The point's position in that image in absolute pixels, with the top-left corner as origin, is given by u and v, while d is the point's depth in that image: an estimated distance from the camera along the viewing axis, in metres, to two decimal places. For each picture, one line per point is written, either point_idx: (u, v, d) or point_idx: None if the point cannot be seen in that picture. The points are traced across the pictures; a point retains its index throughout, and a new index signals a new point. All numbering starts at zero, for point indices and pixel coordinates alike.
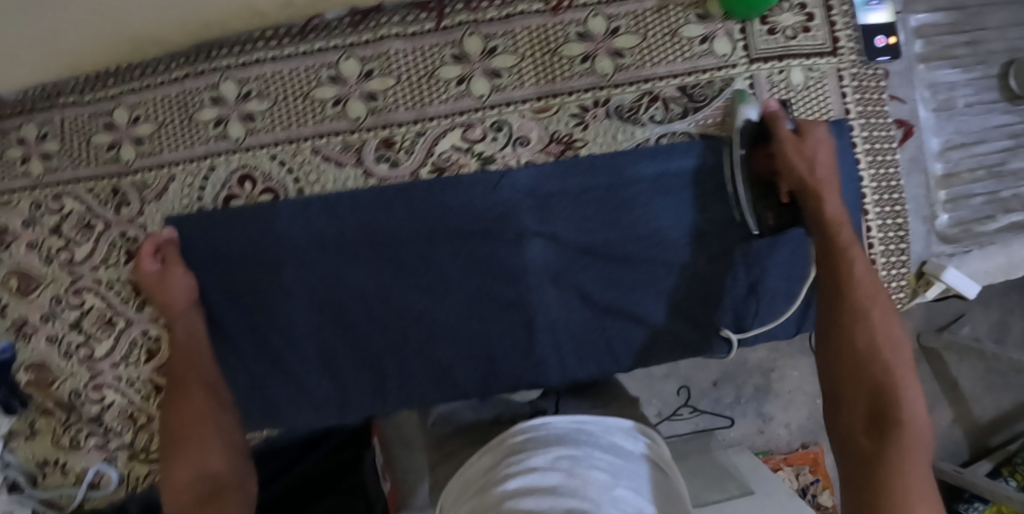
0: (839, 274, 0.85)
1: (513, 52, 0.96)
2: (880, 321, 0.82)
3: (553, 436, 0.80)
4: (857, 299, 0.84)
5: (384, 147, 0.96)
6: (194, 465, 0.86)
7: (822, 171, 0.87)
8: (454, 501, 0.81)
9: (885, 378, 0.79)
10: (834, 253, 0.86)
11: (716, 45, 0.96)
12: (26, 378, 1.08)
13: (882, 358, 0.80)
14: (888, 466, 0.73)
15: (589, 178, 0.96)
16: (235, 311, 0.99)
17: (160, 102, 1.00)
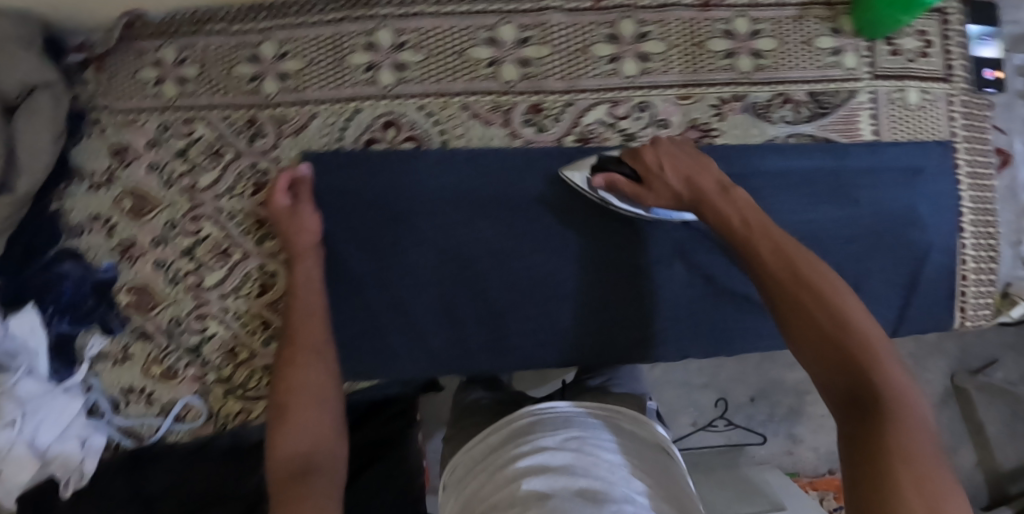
0: (738, 232, 0.80)
1: (663, 39, 1.01)
2: (816, 272, 0.74)
3: (560, 419, 0.85)
4: (760, 254, 0.77)
5: (532, 111, 1.00)
6: (292, 436, 0.81)
7: (680, 174, 0.87)
8: (464, 473, 0.87)
9: (844, 322, 0.70)
10: (755, 215, 0.80)
11: (844, 59, 1.03)
12: (127, 300, 1.07)
13: (824, 305, 0.71)
14: (879, 419, 0.64)
15: (721, 164, 1.01)
16: (365, 253, 1.01)
17: (311, 41, 1.02)
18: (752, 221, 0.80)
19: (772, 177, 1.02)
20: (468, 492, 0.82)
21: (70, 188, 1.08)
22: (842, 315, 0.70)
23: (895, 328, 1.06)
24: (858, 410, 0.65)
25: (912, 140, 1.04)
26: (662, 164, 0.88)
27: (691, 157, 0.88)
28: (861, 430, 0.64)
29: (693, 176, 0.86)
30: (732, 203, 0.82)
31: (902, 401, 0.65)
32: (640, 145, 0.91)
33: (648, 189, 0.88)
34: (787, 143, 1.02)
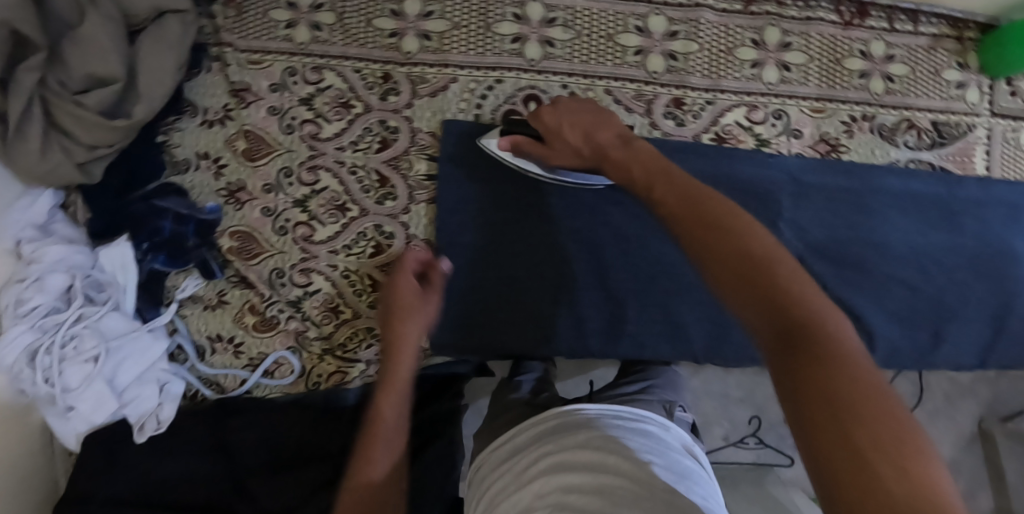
0: (664, 179, 0.71)
1: (805, 51, 1.03)
2: (719, 207, 0.65)
3: (587, 419, 0.82)
4: (670, 195, 0.69)
5: (674, 105, 1.02)
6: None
7: (580, 130, 0.83)
8: (489, 472, 0.83)
9: (748, 254, 0.60)
10: (662, 167, 0.74)
11: (968, 93, 1.05)
12: (230, 245, 1.03)
13: (735, 239, 0.62)
14: (814, 358, 0.53)
15: (844, 180, 1.03)
16: (497, 225, 1.01)
17: (459, 5, 1.01)
18: (670, 172, 0.72)
19: (891, 197, 1.04)
20: (492, 491, 0.79)
21: (180, 121, 1.04)
22: (740, 244, 0.61)
23: (983, 358, 1.06)
24: (787, 349, 0.54)
25: (1020, 181, 1.07)
26: (565, 122, 0.84)
27: (589, 110, 0.84)
28: (803, 371, 0.53)
29: (594, 132, 0.82)
30: (631, 159, 0.76)
31: (850, 345, 0.54)
32: (540, 106, 0.87)
33: (552, 151, 0.88)
34: (908, 168, 1.05)
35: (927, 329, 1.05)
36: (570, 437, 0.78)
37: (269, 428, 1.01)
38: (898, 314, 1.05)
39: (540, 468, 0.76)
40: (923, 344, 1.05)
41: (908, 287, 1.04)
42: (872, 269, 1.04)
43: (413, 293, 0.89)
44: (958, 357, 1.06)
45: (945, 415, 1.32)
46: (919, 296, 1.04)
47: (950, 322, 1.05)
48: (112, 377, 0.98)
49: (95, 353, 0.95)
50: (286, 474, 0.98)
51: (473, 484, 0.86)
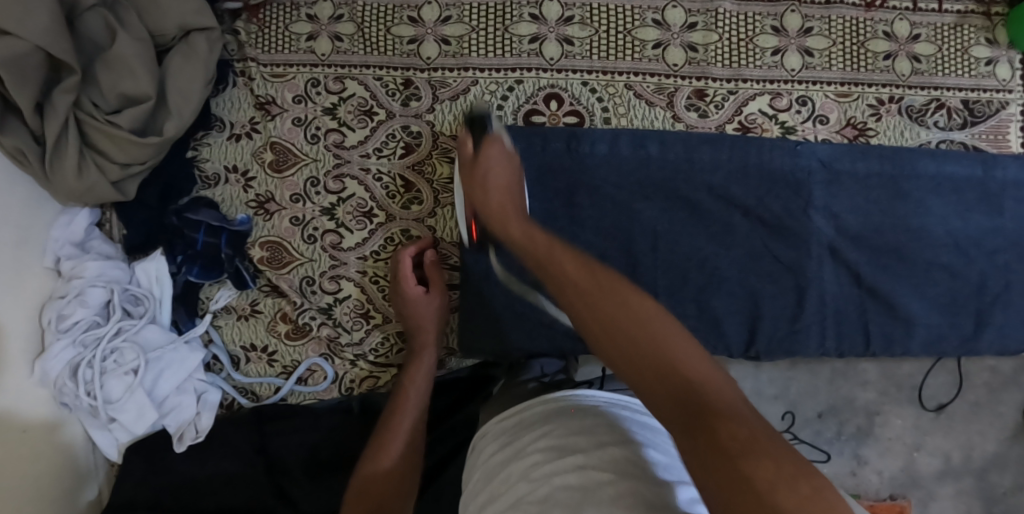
0: (594, 291, 0.72)
1: (827, 35, 1.02)
2: (608, 289, 0.71)
3: (594, 405, 0.83)
4: (598, 301, 0.70)
5: (696, 96, 1.02)
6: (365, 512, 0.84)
7: (502, 187, 0.90)
8: (490, 440, 0.86)
9: (648, 338, 0.66)
10: (599, 275, 0.73)
11: (998, 69, 1.03)
12: (260, 255, 1.05)
13: (629, 322, 0.67)
14: (727, 441, 0.56)
15: (876, 164, 1.01)
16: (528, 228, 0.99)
17: (477, 9, 1.03)
18: (605, 285, 0.72)
19: (927, 179, 1.01)
20: (488, 466, 0.81)
21: (209, 136, 1.05)
22: (659, 344, 0.65)
23: None
24: (685, 411, 0.59)
25: None
26: (490, 167, 0.92)
27: (505, 170, 0.92)
28: (709, 446, 0.56)
29: (486, 191, 0.90)
30: (573, 264, 0.75)
31: (737, 404, 0.60)
32: (482, 159, 0.92)
33: (478, 191, 0.91)
34: (940, 148, 1.03)
35: (970, 315, 1.02)
36: (573, 420, 0.79)
37: (307, 433, 1.03)
38: (939, 301, 1.02)
39: (536, 447, 0.77)
40: (965, 328, 1.03)
41: (948, 271, 1.02)
42: (909, 255, 1.02)
43: (417, 294, 0.99)
44: (1003, 339, 1.03)
45: (988, 406, 1.33)
46: (958, 280, 1.02)
47: (993, 303, 1.02)
48: (151, 386, 1.01)
49: (135, 365, 0.99)
50: (324, 478, 1.01)
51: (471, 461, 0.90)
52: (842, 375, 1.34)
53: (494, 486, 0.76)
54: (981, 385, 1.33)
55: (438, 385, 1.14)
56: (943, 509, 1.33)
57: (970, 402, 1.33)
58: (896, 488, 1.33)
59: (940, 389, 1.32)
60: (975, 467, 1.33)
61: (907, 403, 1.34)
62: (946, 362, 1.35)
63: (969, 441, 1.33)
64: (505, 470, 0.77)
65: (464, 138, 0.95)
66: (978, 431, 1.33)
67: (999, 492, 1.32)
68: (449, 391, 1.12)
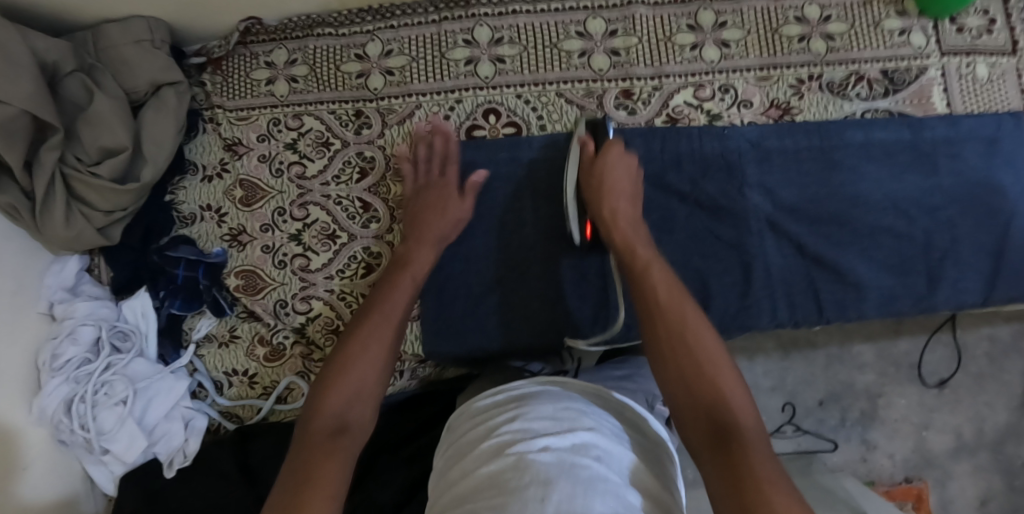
0: (667, 310, 0.81)
1: (741, 27, 1.09)
2: (677, 311, 0.81)
3: (568, 394, 0.88)
4: (669, 319, 0.80)
5: (623, 96, 1.08)
6: (338, 397, 0.81)
7: (618, 188, 0.97)
8: (464, 421, 0.90)
9: (697, 366, 0.76)
10: (674, 291, 0.83)
11: (912, 38, 1.08)
12: (235, 283, 1.12)
13: (690, 352, 0.77)
14: (745, 476, 0.67)
15: (805, 138, 1.06)
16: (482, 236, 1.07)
17: (415, 40, 1.12)
18: (683, 311, 0.81)
19: (856, 149, 1.06)
20: (463, 442, 0.85)
21: (184, 180, 1.15)
22: (706, 369, 0.76)
23: (986, 294, 1.05)
24: (717, 444, 0.70)
25: (985, 112, 1.07)
26: (613, 173, 0.98)
27: (629, 182, 0.98)
28: (728, 474, 0.68)
29: (620, 194, 0.96)
30: (661, 282, 0.84)
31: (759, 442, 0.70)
32: (608, 151, 0.99)
33: (591, 183, 0.98)
34: (865, 118, 1.07)
35: (921, 273, 1.05)
36: (541, 405, 0.84)
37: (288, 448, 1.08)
38: (887, 262, 1.05)
39: (508, 428, 0.81)
40: (919, 287, 1.05)
41: (893, 235, 1.05)
42: (850, 222, 1.05)
43: (434, 182, 1.04)
44: (958, 294, 1.04)
45: (991, 376, 1.40)
46: (906, 243, 1.05)
47: (943, 260, 1.05)
48: (141, 416, 1.08)
49: (124, 395, 1.06)
50: None
51: (451, 433, 0.91)
52: (838, 358, 1.41)
53: (469, 459, 0.80)
54: (980, 355, 1.41)
55: (425, 394, 1.22)
56: (964, 488, 1.39)
57: (972, 373, 1.40)
58: (910, 471, 1.40)
59: (940, 364, 1.40)
60: (988, 441, 1.39)
61: (908, 382, 1.41)
62: (941, 335, 1.42)
63: (977, 412, 1.40)
64: (479, 445, 0.81)
65: (586, 140, 1.01)
66: (986, 402, 1.40)
67: (1017, 464, 1.38)
68: (432, 400, 1.20)
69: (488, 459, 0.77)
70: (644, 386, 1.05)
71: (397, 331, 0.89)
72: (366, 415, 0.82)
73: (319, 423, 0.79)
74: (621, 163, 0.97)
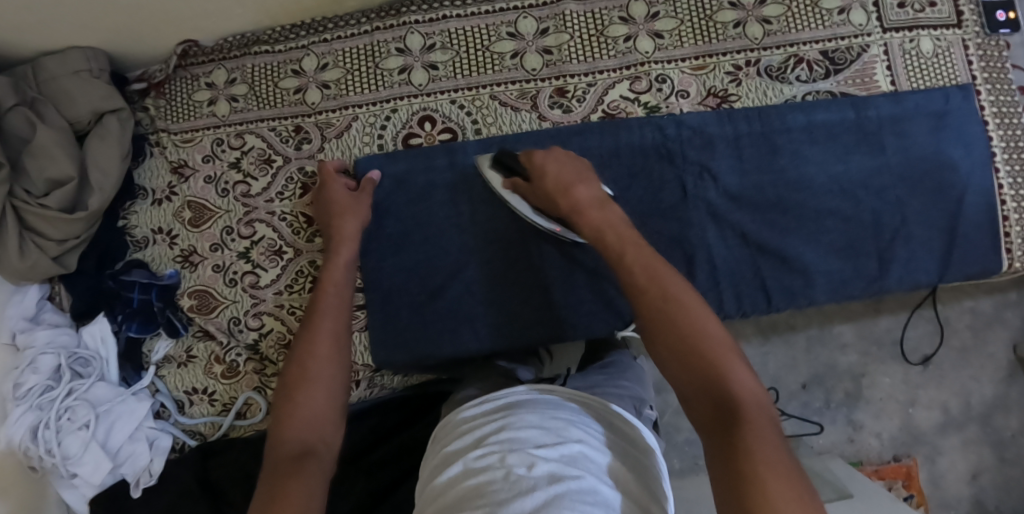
0: (656, 297, 0.72)
1: (674, 16, 1.06)
2: (664, 284, 0.73)
3: (554, 403, 0.87)
4: (656, 294, 0.73)
5: (558, 94, 1.07)
6: (288, 417, 0.82)
7: (561, 182, 0.92)
8: (445, 435, 0.90)
9: (692, 337, 0.69)
10: (653, 266, 0.76)
11: (852, 16, 1.05)
12: (189, 303, 1.14)
13: (687, 326, 0.69)
14: (746, 457, 0.59)
15: (744, 125, 1.04)
16: (423, 245, 1.08)
17: (348, 52, 1.12)
18: (666, 285, 0.73)
19: (797, 132, 1.03)
20: (447, 452, 0.85)
21: (135, 205, 1.17)
22: (698, 340, 0.68)
23: (941, 271, 1.03)
24: (715, 421, 0.63)
25: (933, 87, 1.04)
26: (552, 168, 0.94)
27: (576, 163, 0.95)
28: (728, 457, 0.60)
29: (584, 184, 0.91)
30: (639, 266, 0.76)
31: (759, 411, 0.63)
32: (530, 148, 0.99)
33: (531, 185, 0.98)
34: (806, 101, 1.04)
35: (871, 256, 1.02)
36: (526, 413, 0.84)
37: (249, 463, 1.11)
38: (835, 246, 1.03)
39: (497, 438, 0.81)
40: (868, 268, 1.03)
41: (836, 216, 1.03)
42: (792, 206, 1.03)
43: (343, 194, 1.04)
44: (909, 273, 1.02)
45: (975, 349, 1.37)
46: (852, 223, 1.03)
47: (892, 240, 1.02)
48: (105, 439, 1.10)
49: (87, 419, 1.08)
50: None
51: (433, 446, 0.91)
52: (818, 341, 1.38)
53: (453, 470, 0.80)
54: (962, 328, 1.38)
55: (391, 402, 1.21)
56: (954, 462, 1.36)
57: (956, 348, 1.37)
58: (898, 449, 1.37)
59: (923, 340, 1.37)
60: (977, 414, 1.36)
61: (891, 359, 1.38)
62: (923, 311, 1.38)
63: (963, 387, 1.37)
64: (463, 456, 0.81)
65: (513, 180, 1.01)
66: (971, 376, 1.37)
67: (1007, 435, 1.35)
68: (397, 410, 1.20)
69: (478, 470, 0.77)
70: (628, 388, 0.96)
71: (337, 346, 0.89)
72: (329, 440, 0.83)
73: (282, 452, 0.79)
74: (550, 156, 0.95)
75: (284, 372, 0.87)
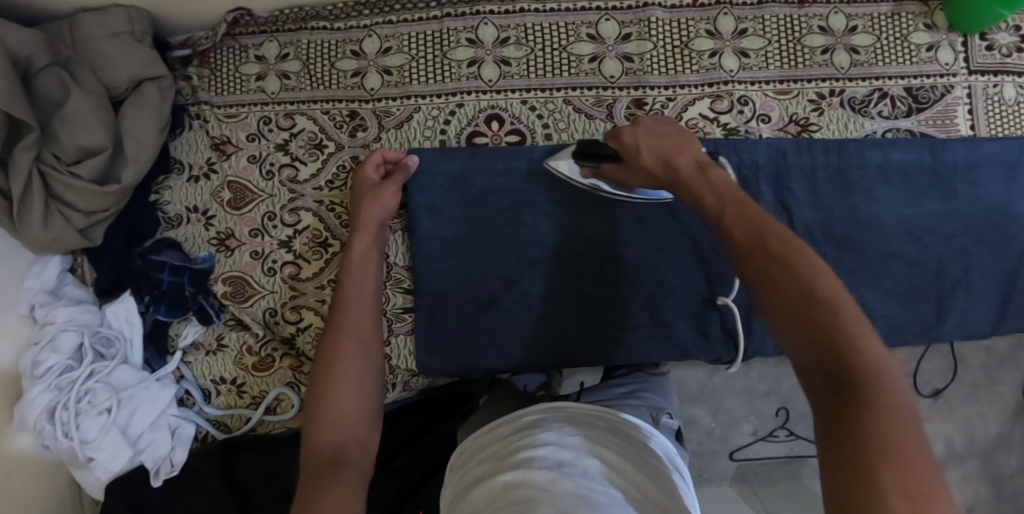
0: (767, 255, 0.68)
1: (762, 35, 1.02)
2: (786, 246, 0.68)
3: (570, 418, 0.86)
4: (761, 254, 0.68)
5: (635, 106, 1.02)
6: (327, 419, 0.79)
7: (660, 159, 0.86)
8: (466, 457, 0.88)
9: (811, 294, 0.64)
10: (759, 226, 0.71)
11: (940, 54, 1.03)
12: (223, 290, 1.08)
13: (803, 286, 0.64)
14: (861, 429, 0.55)
15: (821, 156, 1.01)
16: (479, 253, 1.03)
17: (414, 38, 1.05)
18: (770, 245, 0.68)
19: (873, 169, 1.01)
20: (470, 474, 0.83)
21: (169, 180, 1.09)
22: (820, 300, 0.63)
23: (996, 325, 1.02)
24: (829, 388, 0.59)
25: (1009, 136, 1.03)
26: (645, 143, 0.88)
27: (668, 131, 0.89)
28: (845, 429, 0.56)
29: (672, 158, 0.85)
30: (741, 224, 0.72)
31: (887, 380, 0.58)
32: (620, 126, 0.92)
33: (629, 168, 0.91)
34: (886, 138, 1.02)
35: (930, 302, 1.01)
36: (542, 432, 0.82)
37: (274, 460, 1.07)
38: (897, 290, 1.01)
39: (517, 457, 0.79)
40: (926, 315, 1.01)
41: (903, 260, 1.01)
42: (861, 246, 1.01)
43: (370, 183, 0.99)
44: (964, 324, 1.02)
45: (985, 387, 1.33)
46: (915, 269, 1.01)
47: (953, 289, 1.01)
48: (126, 425, 1.03)
49: (108, 404, 1.01)
50: None
51: (455, 468, 0.88)
52: None
53: (477, 492, 0.78)
54: (976, 366, 1.34)
55: (423, 402, 1.15)
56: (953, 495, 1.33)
57: (968, 383, 1.33)
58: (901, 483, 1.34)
59: (935, 374, 1.32)
60: (979, 450, 1.33)
61: None
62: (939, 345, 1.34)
63: (970, 422, 1.33)
64: (487, 480, 0.79)
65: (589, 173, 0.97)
66: (978, 412, 1.33)
67: (1005, 474, 1.33)
68: (423, 410, 1.14)
69: (503, 492, 0.75)
70: (646, 399, 0.98)
71: (369, 347, 0.87)
72: (360, 441, 0.80)
73: (314, 457, 0.76)
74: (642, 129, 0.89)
75: (311, 375, 0.85)
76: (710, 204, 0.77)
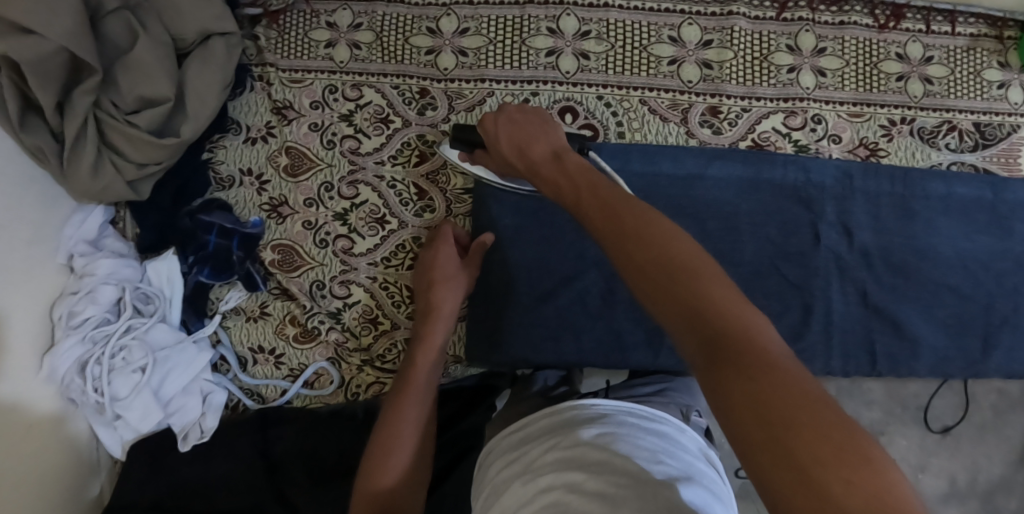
0: (626, 231, 0.62)
1: (840, 56, 1.04)
2: (639, 219, 0.62)
3: (605, 413, 0.77)
4: (622, 228, 0.62)
5: (710, 113, 1.03)
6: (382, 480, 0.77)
7: (516, 145, 0.83)
8: (496, 455, 0.80)
9: (670, 259, 0.57)
10: (614, 203, 0.66)
11: (1010, 92, 1.04)
12: (271, 258, 1.06)
13: (661, 257, 0.58)
14: (757, 397, 0.47)
15: (885, 182, 1.01)
16: (541, 245, 1.02)
17: (494, 21, 1.04)
18: (625, 222, 0.63)
19: (935, 200, 1.01)
20: (497, 476, 0.75)
21: (224, 139, 1.06)
22: (679, 265, 0.56)
23: None
24: (709, 357, 0.51)
25: None
26: (501, 134, 0.84)
27: (531, 121, 0.85)
28: (738, 400, 0.48)
29: (528, 148, 0.81)
30: (597, 206, 0.67)
31: (765, 336, 0.51)
32: (486, 116, 0.88)
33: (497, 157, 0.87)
34: (951, 170, 1.03)
35: (977, 334, 1.00)
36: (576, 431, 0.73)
37: (306, 435, 1.03)
38: (948, 322, 1.00)
39: (549, 458, 0.71)
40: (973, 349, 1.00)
41: (955, 292, 1.00)
42: (917, 275, 1.00)
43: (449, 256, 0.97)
44: (1012, 363, 1.00)
45: (994, 429, 1.17)
46: (967, 304, 1.00)
47: (1001, 325, 1.00)
48: (158, 386, 1.00)
49: (143, 363, 0.98)
50: (331, 485, 0.99)
51: (482, 467, 0.82)
52: None
53: (507, 497, 0.70)
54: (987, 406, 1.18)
55: (449, 391, 1.06)
56: None
57: (976, 424, 1.18)
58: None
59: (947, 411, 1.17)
60: (981, 492, 1.16)
61: (913, 422, 1.17)
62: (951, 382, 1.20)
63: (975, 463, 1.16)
64: (517, 483, 0.70)
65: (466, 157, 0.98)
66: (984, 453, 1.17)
67: None
68: (450, 400, 1.05)
69: (535, 497, 0.67)
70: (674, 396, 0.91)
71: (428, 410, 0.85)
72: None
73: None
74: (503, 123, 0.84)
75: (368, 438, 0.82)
76: (570, 196, 0.72)
